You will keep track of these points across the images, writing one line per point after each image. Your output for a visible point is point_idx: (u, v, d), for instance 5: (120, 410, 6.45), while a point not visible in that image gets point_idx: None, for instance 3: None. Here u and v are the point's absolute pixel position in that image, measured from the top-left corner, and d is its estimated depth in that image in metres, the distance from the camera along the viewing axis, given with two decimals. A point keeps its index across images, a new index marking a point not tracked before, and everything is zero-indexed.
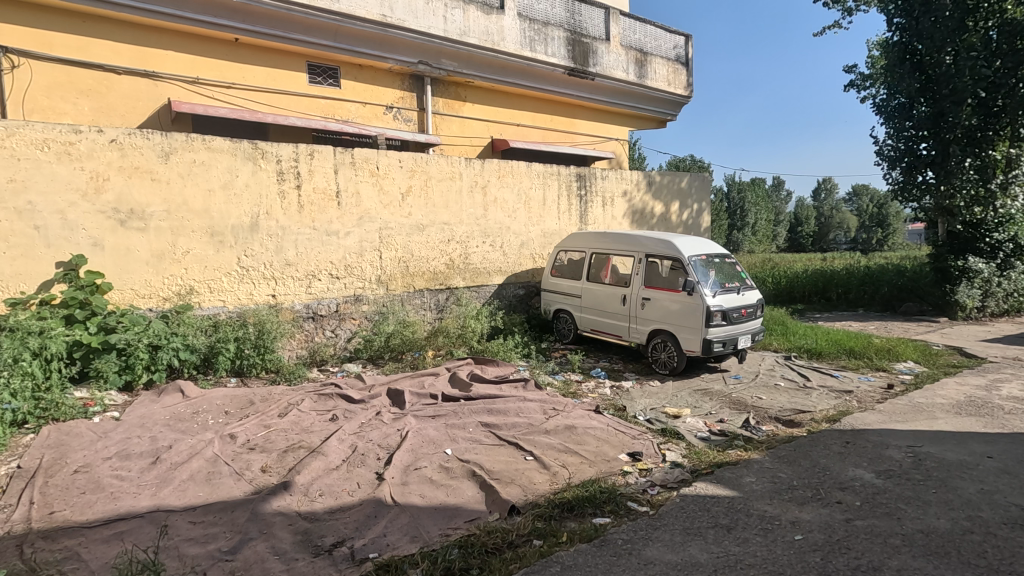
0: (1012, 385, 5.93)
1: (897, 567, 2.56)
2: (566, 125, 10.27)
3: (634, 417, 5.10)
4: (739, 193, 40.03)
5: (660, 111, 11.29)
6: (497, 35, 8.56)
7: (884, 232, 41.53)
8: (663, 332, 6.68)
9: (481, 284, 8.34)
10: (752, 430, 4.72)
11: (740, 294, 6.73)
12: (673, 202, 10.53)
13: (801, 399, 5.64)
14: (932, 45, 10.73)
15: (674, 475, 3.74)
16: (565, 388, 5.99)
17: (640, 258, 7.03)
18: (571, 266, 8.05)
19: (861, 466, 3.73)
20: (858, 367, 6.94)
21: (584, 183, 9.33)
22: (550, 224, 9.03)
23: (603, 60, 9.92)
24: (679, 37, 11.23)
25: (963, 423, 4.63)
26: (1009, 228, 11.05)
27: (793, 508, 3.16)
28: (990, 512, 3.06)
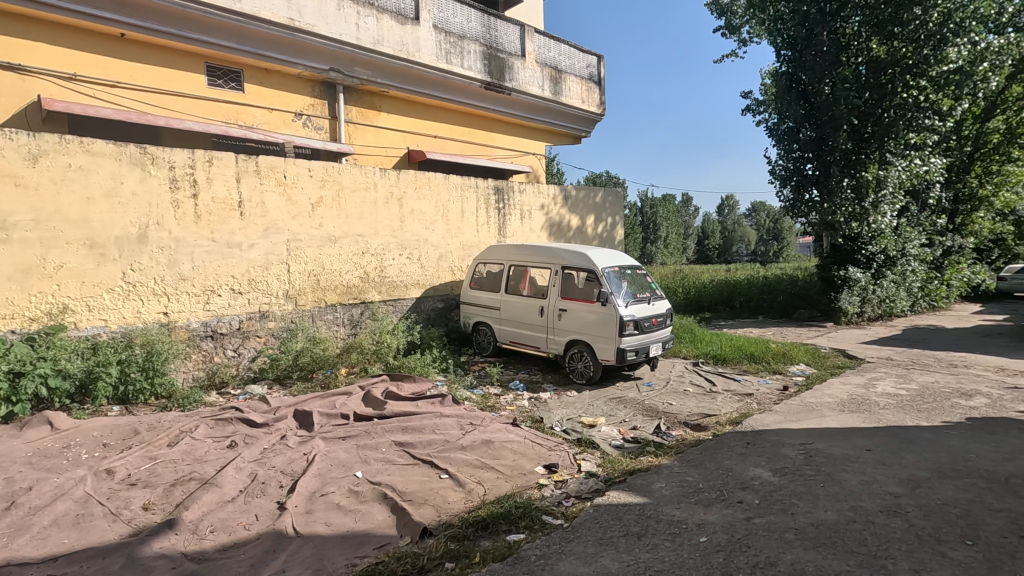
0: (886, 382, 6.56)
1: (791, 561, 2.70)
2: (483, 138, 10.31)
3: (551, 428, 5.12)
4: (652, 208, 42.12)
5: (575, 128, 11.63)
6: (413, 46, 8.46)
7: (779, 245, 45.25)
8: (579, 342, 6.80)
9: (398, 298, 8.12)
10: (662, 435, 4.88)
11: (651, 303, 7.00)
12: (588, 215, 10.84)
13: (708, 404, 5.92)
14: (813, 76, 11.81)
15: (588, 485, 3.77)
16: (483, 402, 5.92)
17: (556, 269, 7.14)
18: (490, 278, 8.05)
19: (760, 465, 3.96)
20: (757, 371, 7.42)
21: (502, 196, 9.38)
22: (469, 236, 8.99)
23: (520, 75, 10.09)
24: (592, 57, 11.65)
25: (847, 419, 5.04)
26: (880, 242, 12.24)
27: (698, 511, 3.27)
28: (869, 501, 3.32)
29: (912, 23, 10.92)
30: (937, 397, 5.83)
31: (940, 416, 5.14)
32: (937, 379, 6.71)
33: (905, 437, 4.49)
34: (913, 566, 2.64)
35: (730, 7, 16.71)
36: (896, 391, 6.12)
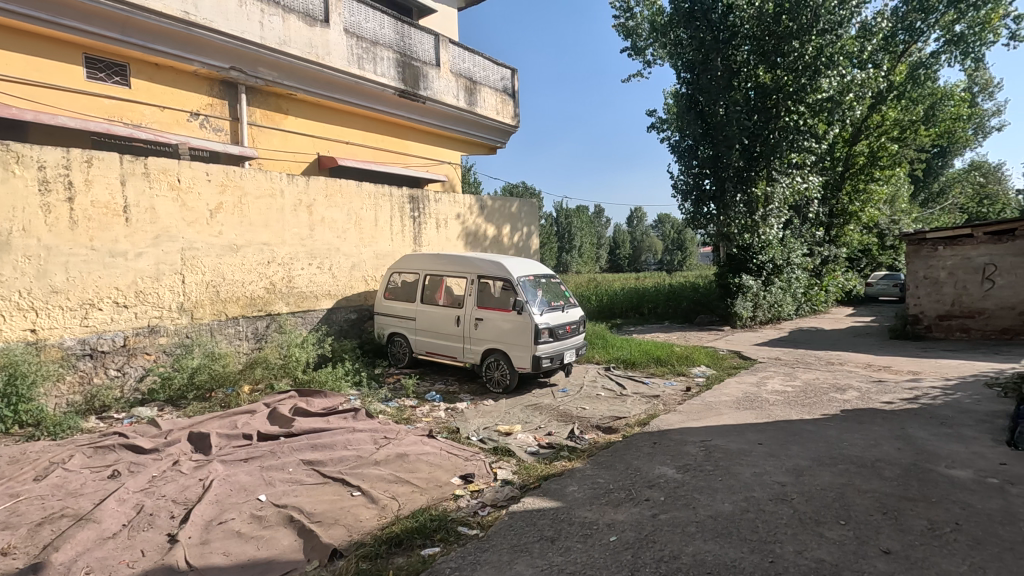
0: (775, 380, 7.17)
1: (692, 552, 2.86)
2: (398, 146, 10.15)
3: (467, 438, 5.10)
4: (567, 219, 43.41)
5: (490, 138, 11.75)
6: (322, 49, 8.17)
7: (683, 254, 48.23)
8: (496, 351, 6.83)
9: (307, 309, 7.77)
10: (576, 440, 5.02)
11: (564, 311, 7.19)
12: (504, 225, 10.96)
13: (618, 407, 6.16)
14: (709, 98, 12.74)
15: (503, 493, 3.79)
16: (398, 415, 5.78)
17: (472, 279, 7.14)
18: (405, 288, 7.92)
19: (665, 463, 4.18)
20: (663, 373, 7.83)
21: (418, 205, 9.27)
22: (383, 245, 8.79)
23: (434, 84, 10.05)
24: (505, 70, 11.85)
25: (742, 416, 5.45)
26: (768, 252, 13.38)
27: (609, 511, 3.39)
28: (760, 491, 3.60)
29: (792, 55, 12.10)
30: (818, 392, 6.45)
31: (819, 409, 5.69)
32: (817, 376, 7.43)
33: (791, 430, 4.92)
34: (797, 547, 2.89)
35: (635, 29, 17.69)
36: (783, 388, 6.71)
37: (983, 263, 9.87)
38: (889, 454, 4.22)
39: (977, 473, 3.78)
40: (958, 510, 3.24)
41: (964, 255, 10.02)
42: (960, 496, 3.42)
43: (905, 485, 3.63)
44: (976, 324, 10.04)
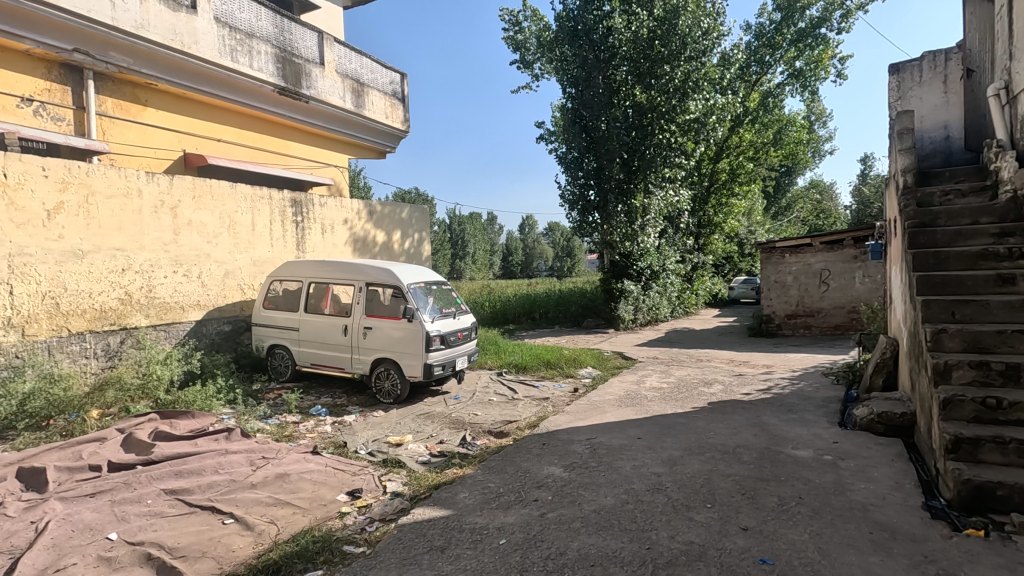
0: (653, 378, 7.71)
1: (577, 548, 2.97)
2: (277, 146, 9.54)
3: (355, 452, 4.89)
4: (460, 226, 43.50)
5: (379, 143, 11.37)
6: (188, 37, 7.39)
7: (572, 261, 50.37)
8: (386, 361, 6.64)
9: (172, 321, 7.03)
10: (467, 446, 5.02)
11: (456, 318, 7.18)
12: (394, 231, 10.71)
13: (510, 411, 6.26)
14: (592, 113, 13.49)
15: (392, 506, 3.68)
16: (278, 432, 5.41)
17: (360, 286, 6.89)
18: (287, 297, 7.46)
19: (553, 463, 4.32)
20: (552, 376, 8.10)
21: (300, 209, 8.78)
22: (262, 251, 8.20)
23: (318, 84, 9.51)
24: (395, 74, 11.49)
25: (623, 413, 5.79)
26: (647, 259, 14.36)
27: (499, 515, 3.43)
28: (639, 483, 3.85)
29: (664, 78, 13.13)
30: (689, 387, 7.04)
31: (690, 403, 6.20)
32: (688, 372, 8.11)
33: (666, 424, 5.31)
34: (670, 533, 3.12)
35: (524, 43, 18.24)
36: (660, 385, 7.23)
37: (820, 268, 11.39)
38: (747, 440, 4.71)
39: (816, 451, 4.34)
40: (801, 485, 3.70)
41: (806, 261, 11.49)
42: (803, 473, 3.90)
43: (759, 467, 4.07)
44: (816, 322, 11.54)
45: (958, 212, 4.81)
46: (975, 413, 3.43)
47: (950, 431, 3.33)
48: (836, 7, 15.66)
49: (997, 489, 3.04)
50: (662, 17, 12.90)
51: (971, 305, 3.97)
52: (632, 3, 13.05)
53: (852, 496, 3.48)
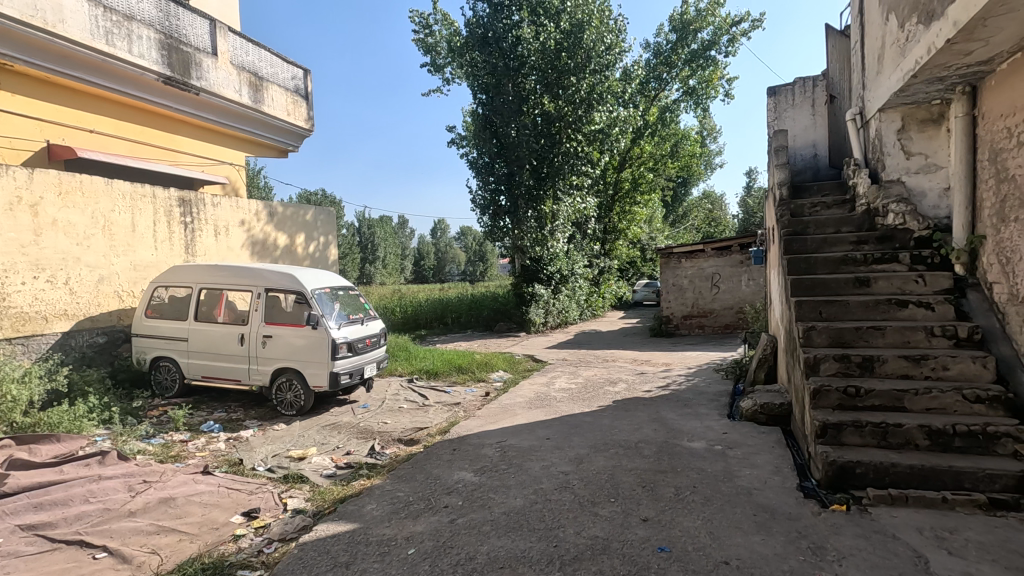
0: (562, 379, 7.93)
1: (487, 551, 2.99)
2: (162, 140, 8.76)
3: (252, 469, 4.59)
4: (369, 229, 42.30)
5: (281, 141, 10.77)
6: (53, 14, 6.54)
7: (484, 265, 50.66)
8: (287, 371, 6.29)
9: (32, 334, 6.21)
10: (376, 456, 4.88)
11: (364, 324, 6.96)
12: (298, 234, 10.17)
13: (420, 418, 6.16)
14: (502, 120, 13.70)
15: (293, 524, 3.49)
16: (163, 453, 4.95)
17: (259, 292, 6.47)
18: (175, 305, 6.86)
19: (464, 468, 4.31)
20: (464, 380, 8.08)
21: (190, 209, 8.10)
22: (144, 255, 7.47)
23: (210, 75, 8.81)
24: (298, 70, 10.95)
25: (533, 415, 5.89)
26: (556, 263, 14.76)
27: (408, 524, 3.37)
28: (547, 482, 3.94)
29: (571, 89, 13.59)
30: (595, 387, 7.32)
31: (597, 402, 6.45)
32: (595, 372, 8.43)
33: (573, 423, 5.48)
34: (576, 529, 3.22)
35: (434, 46, 18.16)
36: (568, 386, 7.46)
37: (711, 272, 12.30)
38: (648, 435, 4.97)
39: (708, 442, 4.67)
40: (695, 475, 3.96)
41: (699, 266, 12.35)
42: (696, 464, 4.18)
43: (658, 460, 4.31)
44: (709, 322, 12.45)
45: (824, 222, 5.40)
46: (839, 401, 3.86)
47: (818, 418, 3.72)
48: (723, 32, 17.04)
49: (856, 467, 3.43)
50: (568, 30, 13.35)
51: (834, 304, 4.47)
52: (540, 14, 13.37)
53: (738, 482, 3.77)
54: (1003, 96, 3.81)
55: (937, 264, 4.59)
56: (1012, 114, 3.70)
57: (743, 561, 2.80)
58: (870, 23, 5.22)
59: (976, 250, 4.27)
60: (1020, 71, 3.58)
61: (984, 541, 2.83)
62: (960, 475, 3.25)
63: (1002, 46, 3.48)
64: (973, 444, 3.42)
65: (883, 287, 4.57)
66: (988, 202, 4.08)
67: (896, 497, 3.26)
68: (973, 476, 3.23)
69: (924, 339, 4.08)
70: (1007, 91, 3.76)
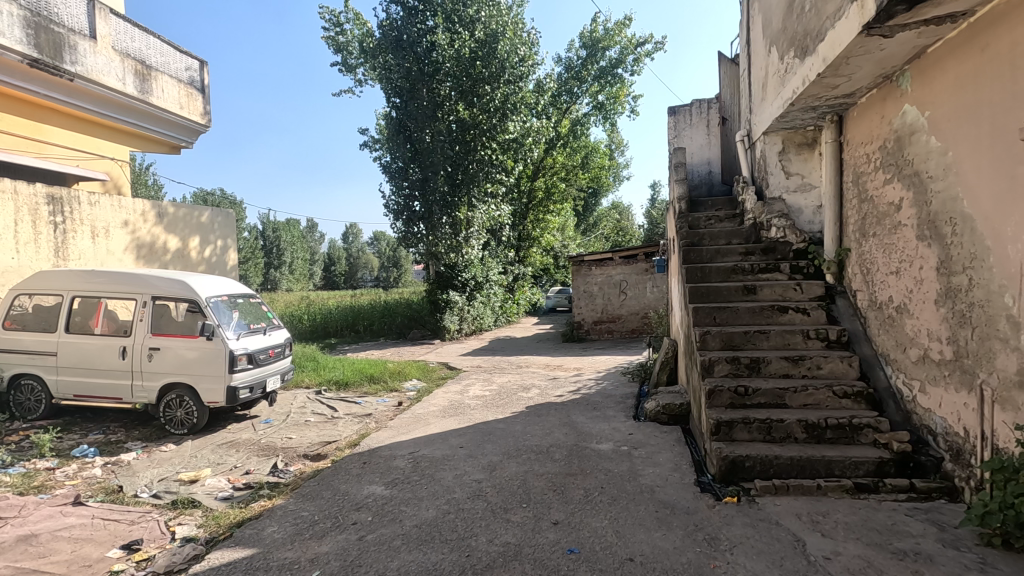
0: (476, 386, 7.92)
1: (397, 566, 2.91)
2: (24, 128, 7.77)
3: (134, 497, 4.16)
4: (274, 232, 40.06)
5: (170, 135, 9.88)
6: None
7: (399, 271, 49.59)
8: (177, 386, 5.78)
9: None
10: (279, 474, 4.62)
11: (266, 335, 6.56)
12: (191, 237, 9.40)
13: (328, 431, 5.90)
14: (416, 124, 13.56)
15: (183, 554, 3.21)
16: (24, 483, 4.37)
17: (145, 300, 5.90)
18: (41, 315, 6.09)
19: (374, 482, 4.18)
20: (375, 391, 7.84)
21: (61, 207, 7.23)
22: (3, 259, 6.57)
23: (86, 60, 7.82)
24: (192, 60, 10.12)
25: (447, 424, 5.84)
26: (471, 270, 14.75)
27: (312, 545, 3.21)
28: (460, 491, 3.91)
29: (486, 97, 13.69)
30: (509, 393, 7.39)
31: (510, 408, 6.51)
32: (509, 379, 8.51)
33: (486, 431, 5.50)
34: (488, 536, 3.23)
35: (346, 45, 17.63)
36: (482, 393, 7.46)
37: (619, 279, 12.87)
38: (558, 439, 5.09)
39: (615, 443, 4.87)
40: (602, 476, 4.11)
41: (608, 274, 12.89)
42: (604, 465, 4.34)
43: (568, 463, 4.43)
44: (617, 327, 13.00)
45: (717, 235, 5.83)
46: (730, 400, 4.17)
47: (713, 417, 4.01)
48: (629, 51, 17.97)
49: (745, 461, 3.72)
50: (483, 39, 13.43)
51: (726, 310, 4.84)
52: (454, 22, 13.37)
53: (642, 480, 3.96)
54: (863, 127, 4.33)
55: (812, 274, 5.11)
56: (870, 142, 4.21)
57: (646, 556, 2.94)
58: (756, 54, 5.73)
59: (843, 261, 4.81)
60: (876, 104, 4.08)
61: (850, 521, 3.17)
62: (830, 463, 3.63)
63: (862, 82, 3.95)
64: (841, 435, 3.82)
65: (767, 294, 5.01)
66: (852, 220, 4.61)
67: (779, 486, 3.57)
68: (842, 464, 3.61)
69: (802, 342, 4.52)
70: (866, 122, 4.27)
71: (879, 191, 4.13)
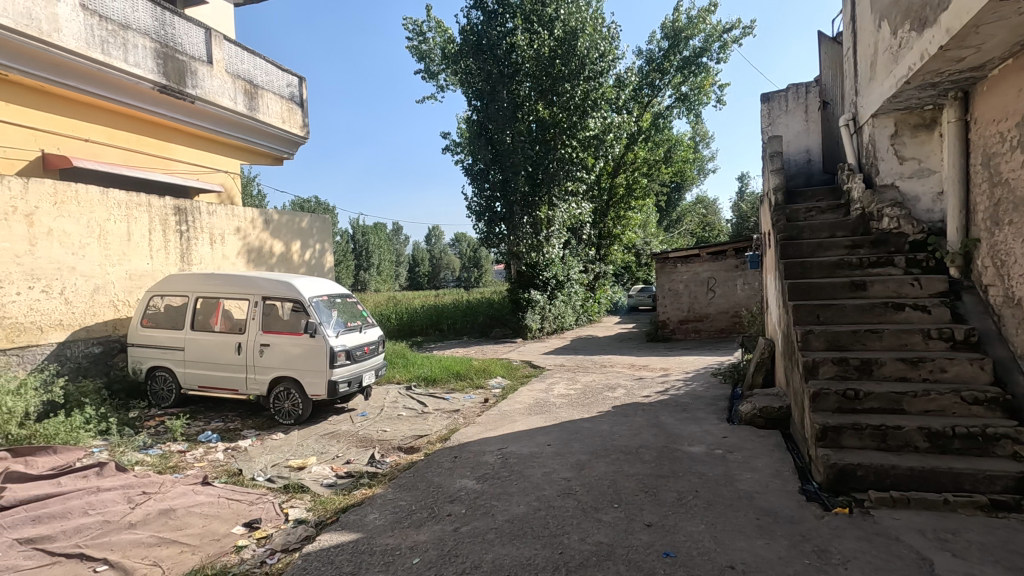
0: (561, 385, 7.93)
1: (492, 559, 2.98)
2: (156, 148, 8.72)
3: (252, 479, 4.55)
4: (363, 235, 42.19)
5: (275, 148, 10.69)
6: (49, 24, 6.41)
7: (479, 271, 50.58)
8: (285, 379, 6.26)
9: (27, 344, 6.11)
10: (377, 464, 4.87)
11: (362, 332, 6.94)
12: (293, 241, 10.13)
13: (420, 425, 6.14)
14: (497, 126, 13.79)
15: (296, 535, 3.48)
16: (162, 463, 4.91)
17: (256, 300, 6.43)
18: (171, 314, 6.81)
19: (466, 476, 4.31)
20: (462, 387, 8.06)
21: (185, 217, 8.06)
22: (141, 263, 7.41)
23: (205, 83, 8.68)
24: (292, 78, 10.90)
25: (532, 422, 5.88)
26: (552, 269, 14.73)
27: (411, 533, 3.36)
28: (550, 489, 3.93)
29: (565, 95, 13.69)
30: (594, 392, 7.33)
31: (596, 408, 6.45)
32: (593, 378, 8.42)
33: (572, 429, 5.48)
34: (581, 535, 3.22)
35: (428, 53, 18.23)
36: (567, 392, 7.45)
37: (706, 277, 12.36)
38: (648, 440, 4.98)
39: (708, 446, 4.68)
40: (696, 479, 3.97)
41: (694, 271, 12.41)
42: (697, 468, 4.19)
43: (659, 465, 4.32)
44: (705, 326, 12.50)
45: (818, 227, 5.45)
46: (838, 403, 3.88)
47: (818, 421, 3.74)
48: (715, 39, 17.20)
49: (856, 470, 3.45)
50: (562, 37, 13.45)
51: (831, 308, 4.51)
52: (533, 22, 13.47)
53: (739, 486, 3.79)
54: (995, 102, 3.88)
55: (932, 268, 4.65)
56: (1004, 120, 3.76)
57: (748, 565, 2.80)
58: (862, 31, 5.29)
59: (970, 253, 4.33)
60: (1012, 76, 3.64)
61: (985, 542, 2.86)
62: (959, 476, 3.28)
63: (994, 53, 3.54)
64: (971, 446, 3.45)
65: (879, 291, 4.62)
66: (982, 206, 4.14)
67: (898, 499, 3.28)
68: (973, 478, 3.26)
69: (922, 342, 4.12)
70: (999, 96, 3.82)
71: (1016, 173, 3.68)
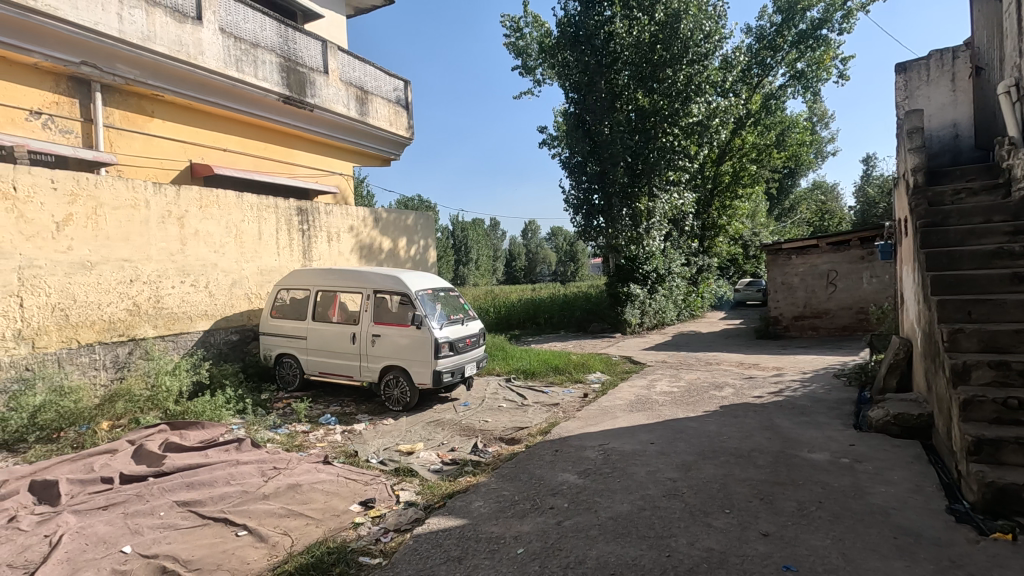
0: (663, 382, 7.65)
1: (595, 556, 2.94)
2: (281, 155, 9.54)
3: (366, 461, 4.86)
4: (462, 231, 43.49)
5: (383, 150, 11.29)
6: (194, 48, 7.25)
7: (575, 265, 50.29)
8: (394, 368, 6.61)
9: (180, 331, 6.97)
10: (480, 453, 5.00)
11: (463, 325, 7.14)
12: (400, 238, 10.66)
13: (520, 417, 6.21)
14: (595, 117, 13.54)
15: (407, 516, 3.65)
16: (288, 442, 5.39)
17: (368, 293, 6.85)
18: (295, 306, 7.44)
19: (567, 470, 4.29)
20: (561, 381, 8.05)
21: (306, 217, 8.75)
22: (269, 260, 8.18)
23: (322, 92, 9.38)
24: (398, 81, 11.44)
25: (634, 418, 5.73)
26: (652, 262, 14.24)
27: (514, 523, 3.41)
28: (655, 488, 3.81)
29: (667, 81, 13.21)
30: (699, 391, 7.00)
31: (702, 407, 6.15)
32: (698, 376, 8.04)
33: (677, 428, 5.27)
34: (689, 539, 3.08)
35: (525, 49, 18.32)
36: (670, 389, 7.18)
37: (826, 269, 11.33)
38: (761, 443, 4.65)
39: (832, 454, 4.28)
40: (819, 489, 3.65)
41: (812, 263, 11.43)
42: (820, 477, 3.85)
43: (775, 471, 4.02)
44: (824, 323, 11.47)
45: (970, 212, 4.76)
46: (996, 414, 3.37)
47: (971, 433, 3.28)
48: (836, 8, 15.65)
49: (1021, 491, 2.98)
50: (664, 21, 12.94)
51: (987, 304, 3.92)
52: (632, 8, 13.08)
53: (871, 500, 3.42)
54: None
55: None
56: None
57: None
58: None
59: None
60: None
61: None
62: None
63: None
64: None
65: None
66: None
67: None
68: None
69: None
70: None
71: None
